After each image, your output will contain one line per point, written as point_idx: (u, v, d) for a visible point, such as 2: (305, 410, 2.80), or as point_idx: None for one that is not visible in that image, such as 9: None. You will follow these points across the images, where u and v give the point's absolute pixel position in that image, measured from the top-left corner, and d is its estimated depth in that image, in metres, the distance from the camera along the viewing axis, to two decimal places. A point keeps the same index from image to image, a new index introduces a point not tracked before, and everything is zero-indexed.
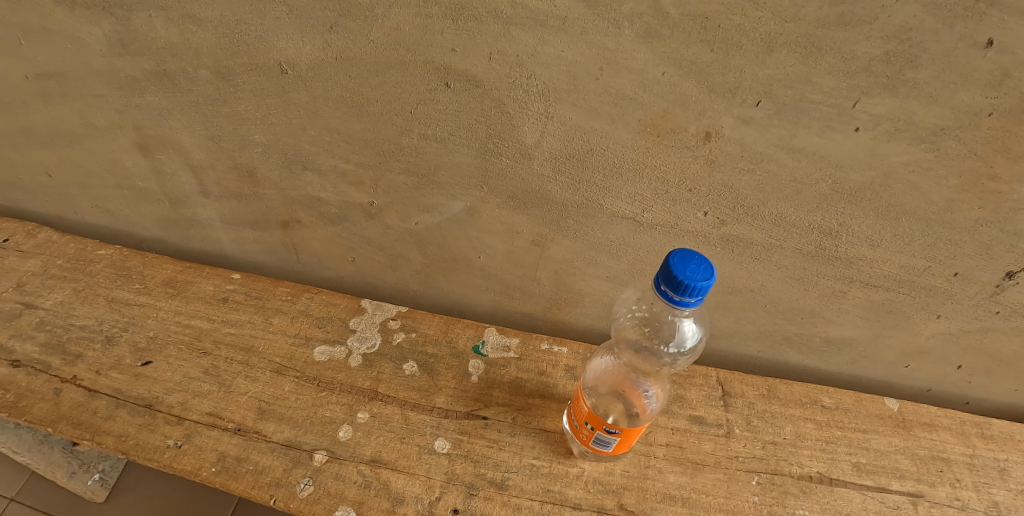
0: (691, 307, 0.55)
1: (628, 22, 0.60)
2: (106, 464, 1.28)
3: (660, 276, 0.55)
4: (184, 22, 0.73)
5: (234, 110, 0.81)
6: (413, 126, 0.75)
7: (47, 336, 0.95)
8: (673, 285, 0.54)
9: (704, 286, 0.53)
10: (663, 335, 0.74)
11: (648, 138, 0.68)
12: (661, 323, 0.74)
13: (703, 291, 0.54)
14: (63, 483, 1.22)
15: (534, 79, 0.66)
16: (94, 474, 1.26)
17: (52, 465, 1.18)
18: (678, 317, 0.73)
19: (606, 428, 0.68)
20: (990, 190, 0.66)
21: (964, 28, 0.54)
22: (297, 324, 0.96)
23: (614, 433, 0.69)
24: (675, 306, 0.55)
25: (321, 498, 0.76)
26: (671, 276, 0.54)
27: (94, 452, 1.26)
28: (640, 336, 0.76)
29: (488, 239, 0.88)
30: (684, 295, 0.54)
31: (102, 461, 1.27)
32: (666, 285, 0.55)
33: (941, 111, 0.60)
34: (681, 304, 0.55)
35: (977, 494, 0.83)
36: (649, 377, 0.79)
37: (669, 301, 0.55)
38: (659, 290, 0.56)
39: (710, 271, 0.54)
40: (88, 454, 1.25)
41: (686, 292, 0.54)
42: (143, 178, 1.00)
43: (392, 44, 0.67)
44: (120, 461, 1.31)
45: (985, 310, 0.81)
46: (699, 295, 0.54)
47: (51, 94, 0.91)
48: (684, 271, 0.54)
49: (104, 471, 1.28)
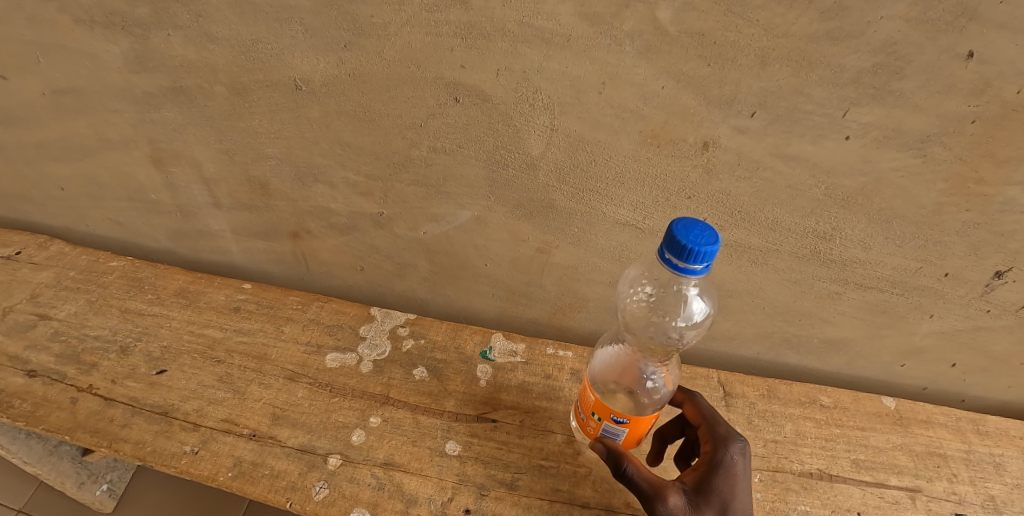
0: (698, 275, 0.55)
1: (629, 39, 0.63)
2: (114, 474, 1.30)
3: (665, 244, 0.55)
4: (201, 41, 0.75)
5: (248, 124, 0.84)
6: (423, 139, 0.78)
7: (62, 347, 0.97)
8: (677, 252, 0.54)
9: (709, 251, 0.53)
10: (671, 307, 0.73)
11: (648, 148, 0.71)
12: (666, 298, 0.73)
13: (710, 257, 0.54)
14: (72, 493, 1.23)
15: (539, 93, 0.69)
16: (103, 484, 1.28)
17: (63, 475, 1.20)
18: (684, 286, 0.73)
19: (614, 417, 0.69)
20: (977, 193, 0.69)
21: (946, 40, 0.57)
22: (308, 332, 0.99)
23: (622, 423, 0.69)
24: (681, 274, 0.55)
25: (337, 500, 0.78)
26: (676, 243, 0.54)
27: (102, 462, 1.28)
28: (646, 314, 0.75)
29: (495, 246, 0.90)
30: (689, 259, 0.54)
31: (110, 471, 1.29)
32: (670, 253, 0.55)
33: (928, 118, 0.63)
34: (687, 271, 0.55)
35: (974, 488, 0.87)
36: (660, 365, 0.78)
37: (674, 268, 0.55)
38: (665, 259, 0.56)
39: (712, 237, 0.54)
40: (98, 464, 1.27)
41: (692, 258, 0.54)
42: (155, 190, 1.03)
43: (403, 61, 0.70)
44: (128, 472, 1.33)
45: (976, 309, 0.85)
46: (705, 261, 0.54)
47: (68, 110, 0.94)
48: (687, 237, 0.54)
49: (113, 482, 1.30)
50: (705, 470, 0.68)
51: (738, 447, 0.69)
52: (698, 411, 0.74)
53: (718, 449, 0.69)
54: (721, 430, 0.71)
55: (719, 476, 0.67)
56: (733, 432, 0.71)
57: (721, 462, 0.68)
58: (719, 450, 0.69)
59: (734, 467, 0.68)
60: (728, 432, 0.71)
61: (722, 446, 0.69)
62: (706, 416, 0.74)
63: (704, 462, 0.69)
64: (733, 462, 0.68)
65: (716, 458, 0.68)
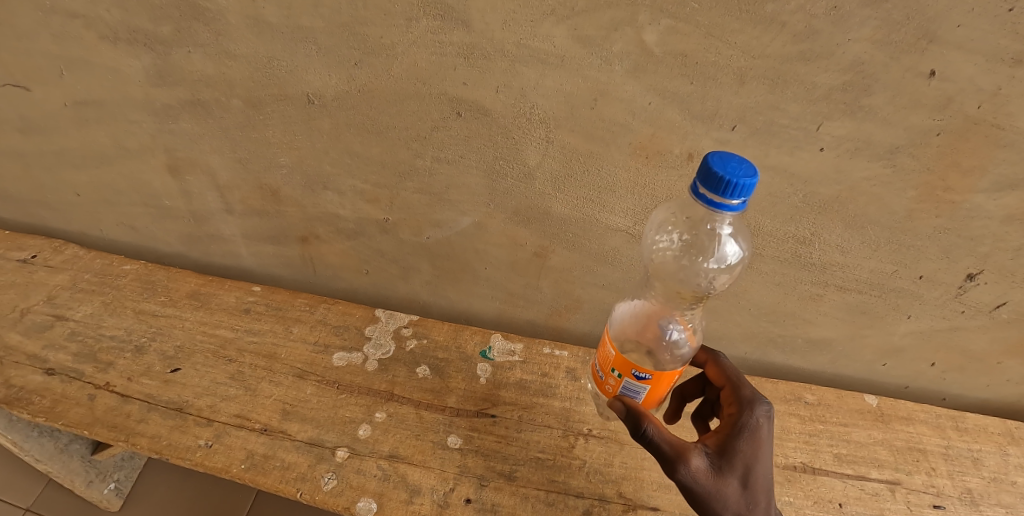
0: (734, 210, 0.52)
1: (619, 59, 0.68)
2: (121, 473, 1.34)
3: (700, 177, 0.53)
4: (219, 58, 0.80)
5: (262, 135, 0.89)
6: (427, 149, 0.83)
7: (79, 346, 1.02)
8: (712, 184, 0.51)
9: (747, 183, 0.51)
10: (703, 248, 0.70)
11: (638, 159, 0.76)
12: (698, 239, 0.71)
13: (749, 190, 0.51)
14: (81, 492, 1.26)
15: (536, 108, 0.74)
16: (110, 483, 1.31)
17: (72, 473, 1.22)
18: (717, 225, 0.70)
19: (636, 373, 0.65)
20: (946, 200, 0.74)
21: (909, 61, 0.62)
22: (316, 333, 1.03)
23: (645, 379, 0.65)
24: (716, 210, 0.52)
25: (345, 491, 0.82)
26: (711, 174, 0.51)
27: (109, 462, 1.31)
28: (675, 257, 0.72)
29: (494, 251, 0.95)
30: (727, 192, 0.51)
31: (117, 470, 1.33)
32: (705, 187, 0.52)
33: (896, 132, 0.68)
34: (723, 206, 0.52)
35: (951, 481, 0.92)
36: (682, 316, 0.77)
37: (708, 204, 0.52)
38: (699, 194, 0.53)
39: (748, 168, 0.52)
40: (105, 464, 1.30)
41: (729, 190, 0.51)
42: (169, 197, 1.07)
43: (410, 78, 0.75)
44: (133, 471, 1.37)
45: (952, 310, 0.89)
46: (742, 195, 0.51)
47: (88, 120, 0.99)
48: (724, 169, 0.51)
49: (119, 481, 1.33)
50: (728, 432, 0.66)
51: (764, 410, 0.68)
52: (721, 372, 0.73)
53: (742, 412, 0.67)
54: (747, 393, 0.69)
55: (743, 437, 0.65)
56: (758, 395, 0.69)
57: (747, 423, 0.66)
58: (744, 412, 0.67)
59: (759, 429, 0.66)
60: (753, 394, 0.69)
61: (748, 408, 0.68)
62: (730, 378, 0.72)
63: (728, 423, 0.67)
64: (758, 425, 0.66)
65: (741, 420, 0.66)
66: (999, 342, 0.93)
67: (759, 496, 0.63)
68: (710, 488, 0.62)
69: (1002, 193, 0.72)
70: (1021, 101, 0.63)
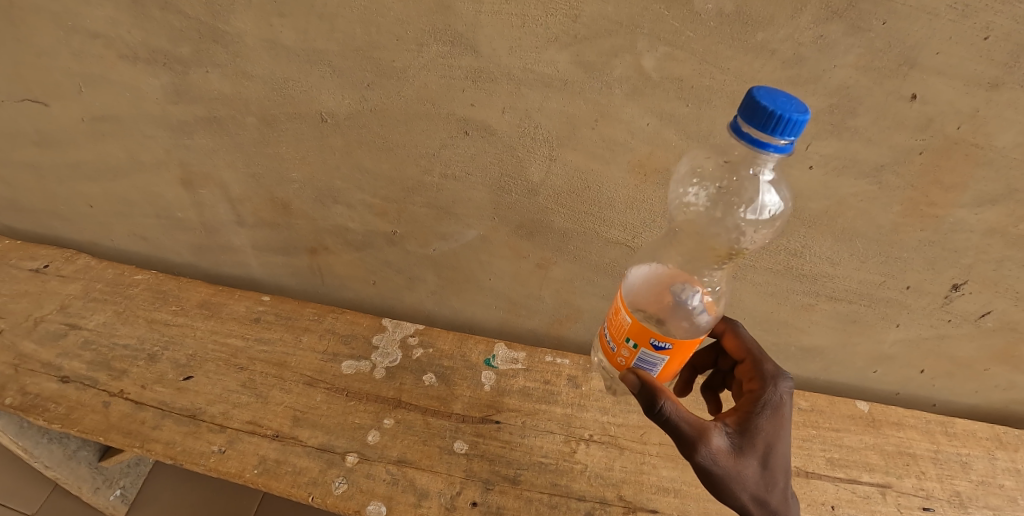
0: (781, 151, 0.48)
1: (618, 83, 0.72)
2: (127, 480, 1.34)
3: (744, 113, 0.48)
4: (237, 78, 0.84)
5: (275, 151, 0.92)
6: (435, 166, 0.87)
7: (93, 355, 1.04)
8: (760, 119, 0.47)
9: (798, 119, 0.46)
10: (738, 194, 0.64)
11: (637, 176, 0.80)
12: (735, 187, 0.65)
13: (799, 127, 0.47)
14: (88, 498, 1.27)
15: (539, 128, 0.78)
16: (116, 489, 1.32)
17: (79, 479, 1.24)
18: (755, 172, 0.63)
19: (655, 343, 0.59)
20: (930, 214, 0.78)
21: (891, 85, 0.66)
22: (325, 342, 1.06)
23: (664, 349, 0.59)
24: (762, 149, 0.48)
25: (355, 494, 0.85)
26: (758, 108, 0.47)
27: (116, 468, 1.32)
28: (707, 209, 0.66)
29: (498, 262, 0.99)
30: (776, 129, 0.47)
31: (124, 477, 1.33)
32: (750, 123, 0.48)
33: (881, 151, 0.72)
34: (770, 144, 0.47)
35: (940, 484, 0.96)
36: (701, 281, 0.70)
37: (753, 143, 0.48)
38: (742, 132, 0.49)
39: (798, 105, 0.48)
40: (111, 470, 1.31)
41: (779, 126, 0.46)
42: (182, 209, 1.11)
43: (420, 99, 0.79)
44: (139, 478, 1.37)
45: (939, 318, 0.93)
46: (792, 132, 0.47)
47: (104, 134, 1.02)
48: (773, 103, 0.47)
49: (125, 487, 1.34)
50: (749, 409, 0.67)
51: (785, 386, 0.69)
52: (742, 346, 0.74)
53: (765, 387, 0.68)
54: (769, 369, 0.70)
55: (766, 414, 0.66)
56: (780, 370, 0.70)
57: (769, 399, 0.67)
58: (767, 388, 0.68)
59: (780, 406, 0.67)
60: (775, 370, 0.70)
61: (770, 384, 0.69)
62: (752, 352, 0.73)
63: (750, 398, 0.68)
64: (779, 402, 0.67)
65: (763, 397, 0.67)
66: (986, 350, 0.97)
67: (775, 474, 0.65)
68: (730, 468, 0.62)
69: (983, 208, 0.76)
70: (997, 123, 0.67)
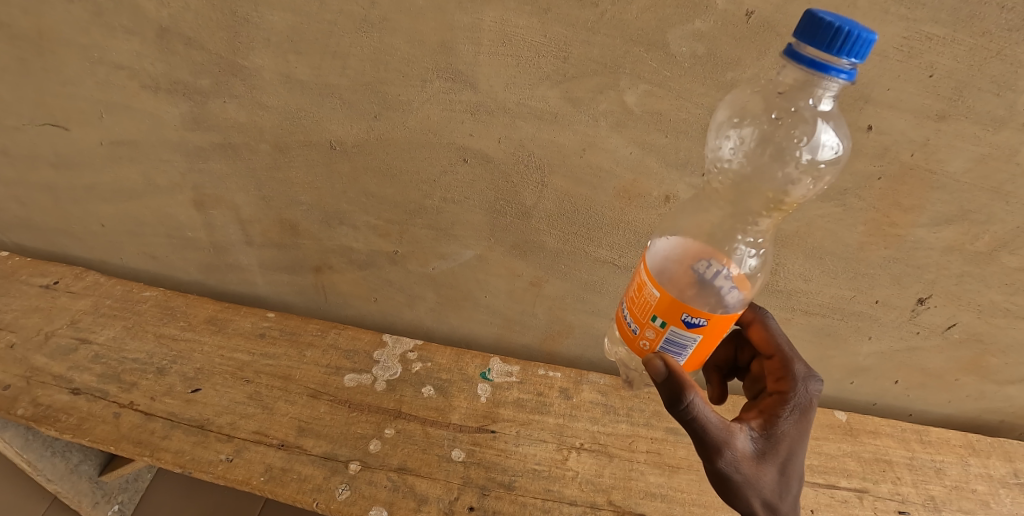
0: (846, 73, 0.46)
1: (603, 117, 0.78)
2: (125, 495, 1.32)
3: (803, 34, 0.46)
4: (252, 108, 0.90)
5: (286, 176, 0.98)
6: (435, 191, 0.93)
7: (103, 368, 1.09)
8: (823, 38, 0.45)
9: (865, 37, 0.45)
10: (786, 144, 0.60)
11: (622, 200, 0.86)
12: (793, 120, 0.60)
13: (866, 47, 0.45)
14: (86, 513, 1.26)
15: (532, 156, 0.84)
16: (115, 504, 1.30)
17: (80, 494, 1.23)
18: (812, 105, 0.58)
19: (687, 318, 0.55)
20: (893, 234, 0.85)
21: (850, 117, 0.73)
22: (328, 356, 1.11)
23: (697, 326, 0.55)
24: (826, 72, 0.46)
25: (358, 500, 0.90)
26: (821, 27, 0.45)
27: (116, 483, 1.31)
28: (759, 152, 0.61)
29: (494, 280, 1.04)
30: (842, 48, 0.45)
31: (122, 492, 1.32)
32: (811, 44, 0.46)
33: (844, 176, 0.79)
34: (834, 66, 0.46)
35: (915, 489, 1.01)
36: (732, 256, 0.62)
37: (814, 65, 0.46)
38: (801, 56, 0.47)
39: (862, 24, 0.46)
40: (111, 485, 1.30)
41: (843, 45, 0.45)
42: (192, 229, 1.16)
43: (422, 130, 0.86)
44: (137, 493, 1.36)
45: (908, 331, 0.99)
46: (858, 52, 0.45)
47: (121, 158, 1.07)
48: (836, 20, 0.45)
49: (123, 503, 1.32)
50: (773, 412, 0.66)
51: (814, 388, 0.68)
52: (772, 340, 0.73)
53: (794, 389, 0.68)
54: (800, 369, 0.69)
55: (794, 418, 0.65)
56: (811, 372, 0.69)
57: (798, 402, 0.67)
58: (798, 390, 0.68)
59: (808, 409, 0.67)
60: (805, 371, 0.69)
61: (801, 385, 0.68)
62: (783, 350, 0.72)
63: (780, 398, 0.67)
64: (808, 405, 0.67)
65: (792, 399, 0.67)
66: (954, 361, 1.03)
67: (791, 481, 0.65)
68: (749, 474, 0.62)
69: (940, 227, 0.83)
70: (947, 151, 0.74)
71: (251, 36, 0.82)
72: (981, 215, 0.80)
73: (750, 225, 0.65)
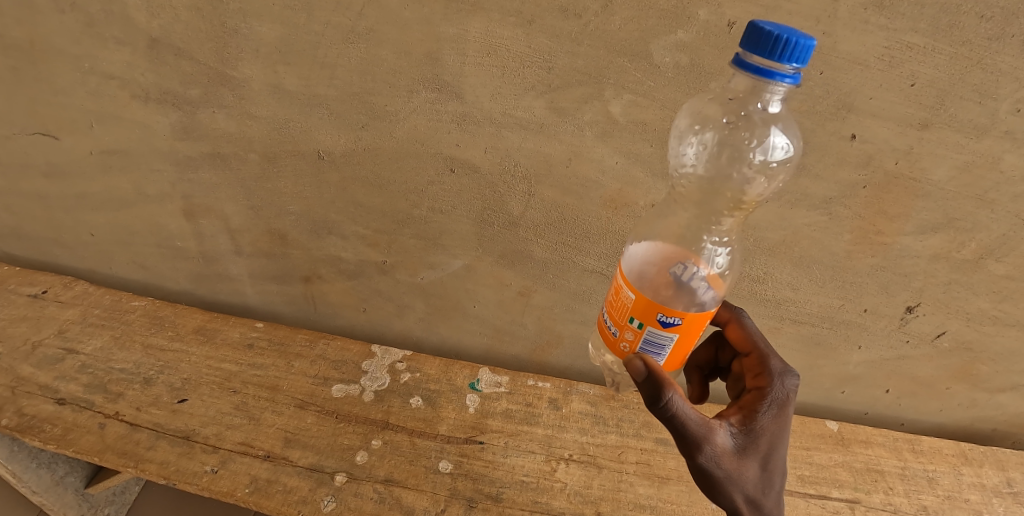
0: (788, 78, 0.47)
1: (589, 127, 0.79)
2: (112, 508, 1.30)
3: (748, 42, 0.47)
4: (242, 118, 0.91)
5: (275, 185, 0.98)
6: (423, 200, 0.93)
7: (90, 378, 1.08)
8: (765, 46, 0.46)
9: (805, 43, 0.45)
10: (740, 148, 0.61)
11: (609, 210, 0.87)
12: (746, 123, 0.60)
13: (806, 53, 0.46)
14: None
15: (519, 165, 0.85)
16: None
17: (65, 506, 1.20)
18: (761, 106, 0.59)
19: (662, 318, 0.55)
20: (879, 242, 0.85)
21: (833, 126, 0.74)
22: (316, 367, 1.11)
23: (673, 325, 0.55)
24: (768, 78, 0.47)
25: (343, 512, 0.89)
26: (762, 34, 0.46)
27: (103, 495, 1.29)
28: (715, 156, 0.62)
29: (482, 290, 1.04)
30: (783, 55, 0.46)
31: (108, 505, 1.30)
32: (755, 52, 0.47)
33: (829, 185, 0.80)
34: (776, 72, 0.46)
35: (907, 499, 1.01)
36: (701, 256, 0.63)
37: (758, 72, 0.47)
38: (746, 64, 0.47)
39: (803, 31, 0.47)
40: (97, 497, 1.27)
41: (784, 51, 0.45)
42: (182, 238, 1.16)
43: (410, 140, 0.86)
44: (123, 506, 1.34)
45: (897, 339, 0.99)
46: (798, 57, 0.46)
47: (111, 167, 1.07)
48: (777, 28, 0.46)
49: None
50: (753, 407, 0.65)
51: (791, 383, 0.68)
52: (749, 338, 0.73)
53: (772, 384, 0.67)
54: (777, 365, 0.69)
55: (772, 412, 0.65)
56: (787, 367, 0.69)
57: (776, 397, 0.66)
58: (775, 385, 0.67)
59: (786, 403, 0.66)
60: (782, 366, 0.69)
61: (778, 381, 0.67)
62: (760, 347, 0.72)
63: (758, 394, 0.67)
64: (785, 400, 0.66)
65: (770, 394, 0.66)
66: (944, 369, 1.03)
67: (773, 477, 0.64)
68: (731, 469, 0.61)
69: (926, 236, 0.83)
70: (930, 159, 0.75)
71: (240, 46, 0.82)
72: (966, 223, 0.81)
73: (715, 225, 0.65)
